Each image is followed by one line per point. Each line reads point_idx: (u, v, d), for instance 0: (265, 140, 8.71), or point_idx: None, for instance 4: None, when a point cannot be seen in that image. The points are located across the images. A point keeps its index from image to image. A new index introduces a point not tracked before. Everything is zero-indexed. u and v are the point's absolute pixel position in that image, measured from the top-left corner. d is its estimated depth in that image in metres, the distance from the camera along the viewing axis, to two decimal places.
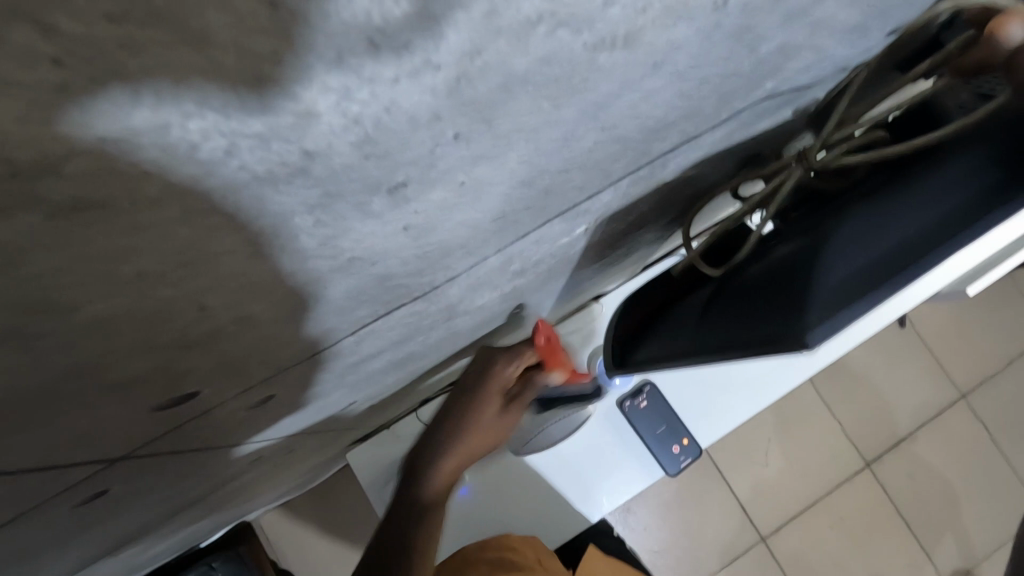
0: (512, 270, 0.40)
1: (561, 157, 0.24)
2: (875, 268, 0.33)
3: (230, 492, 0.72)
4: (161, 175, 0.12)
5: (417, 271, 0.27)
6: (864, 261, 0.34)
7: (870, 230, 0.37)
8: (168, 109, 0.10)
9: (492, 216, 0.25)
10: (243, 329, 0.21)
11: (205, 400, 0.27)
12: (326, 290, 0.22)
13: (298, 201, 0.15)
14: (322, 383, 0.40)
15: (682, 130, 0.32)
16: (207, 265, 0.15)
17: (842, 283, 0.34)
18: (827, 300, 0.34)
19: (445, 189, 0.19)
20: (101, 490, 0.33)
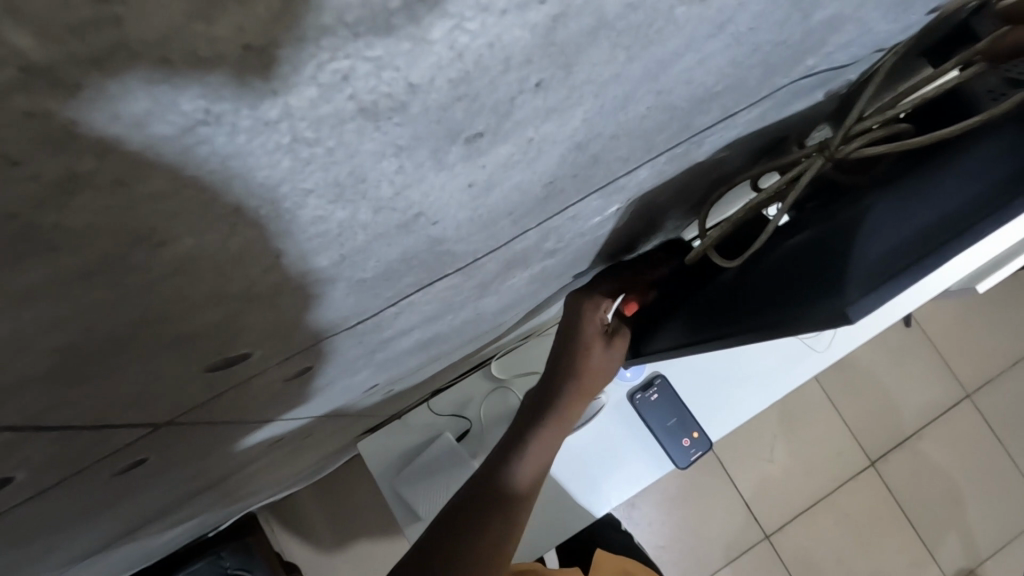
0: (544, 248, 0.40)
1: (616, 122, 0.24)
2: (913, 245, 0.34)
3: (245, 477, 0.72)
4: (280, 97, 0.11)
5: (466, 238, 0.27)
6: (899, 237, 0.35)
7: (900, 199, 0.36)
8: (304, 22, 0.10)
9: (543, 182, 0.25)
10: (305, 285, 0.21)
11: (251, 365, 0.27)
12: (386, 249, 0.22)
13: (387, 142, 0.15)
14: (353, 359, 0.40)
15: (724, 105, 0.32)
16: (293, 205, 0.15)
17: (879, 254, 0.34)
18: (864, 275, 0.34)
19: (513, 144, 0.19)
20: (138, 460, 0.33)
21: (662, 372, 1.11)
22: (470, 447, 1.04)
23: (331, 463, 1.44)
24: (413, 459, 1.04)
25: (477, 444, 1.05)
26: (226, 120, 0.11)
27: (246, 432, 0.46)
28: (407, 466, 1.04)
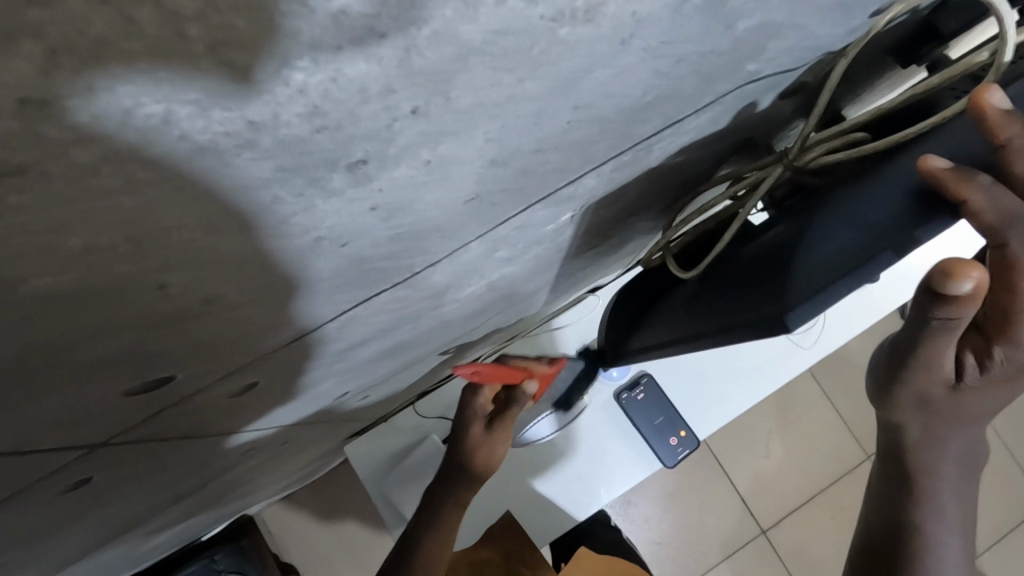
0: (496, 257, 0.39)
1: (534, 138, 0.24)
2: (862, 249, 0.32)
3: (224, 484, 0.72)
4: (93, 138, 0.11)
5: (393, 255, 0.26)
6: (847, 241, 0.33)
7: (854, 199, 0.34)
8: (90, 73, 0.10)
9: (465, 198, 0.25)
10: (212, 310, 0.21)
11: (180, 385, 0.27)
12: (294, 273, 0.22)
13: (248, 174, 0.15)
14: (308, 372, 0.40)
15: (665, 112, 0.32)
16: (162, 237, 0.15)
17: (828, 261, 0.33)
18: (810, 282, 0.33)
19: (410, 166, 0.19)
20: (81, 479, 0.33)
21: (648, 371, 1.11)
22: None
23: (325, 464, 1.45)
24: (400, 461, 1.04)
25: None
26: (36, 168, 0.11)
27: (207, 446, 0.46)
28: (395, 468, 1.04)
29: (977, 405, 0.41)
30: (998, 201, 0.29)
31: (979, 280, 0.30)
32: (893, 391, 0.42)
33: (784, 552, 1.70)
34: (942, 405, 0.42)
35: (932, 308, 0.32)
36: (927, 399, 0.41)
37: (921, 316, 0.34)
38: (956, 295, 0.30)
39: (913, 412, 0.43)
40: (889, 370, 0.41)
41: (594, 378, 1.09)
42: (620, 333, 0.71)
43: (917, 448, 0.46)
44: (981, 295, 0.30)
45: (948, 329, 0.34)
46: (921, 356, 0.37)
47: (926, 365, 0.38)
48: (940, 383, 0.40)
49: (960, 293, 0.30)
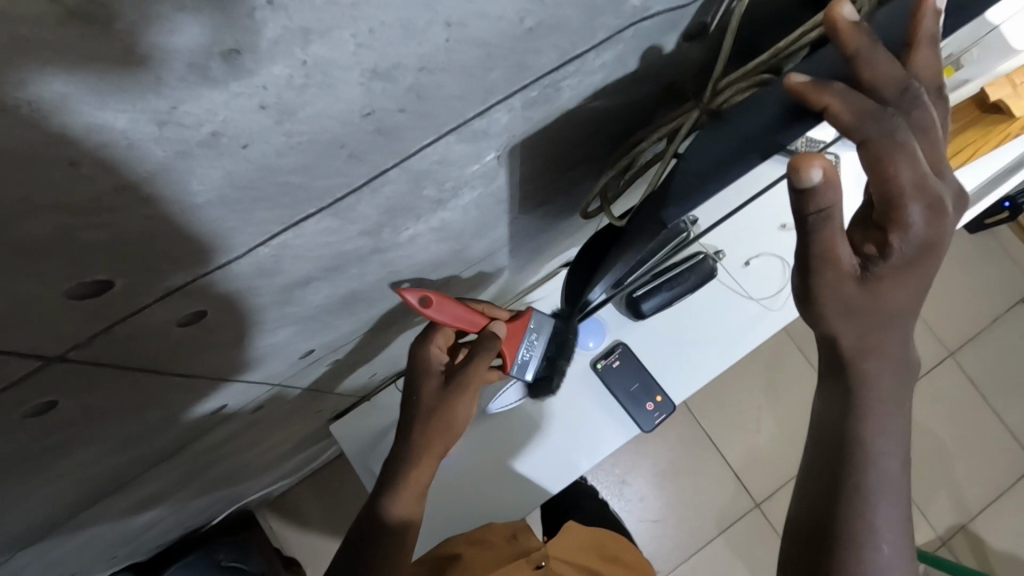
0: (425, 195, 0.43)
1: (414, 51, 0.27)
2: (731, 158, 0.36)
3: (207, 453, 0.76)
4: None
5: (305, 169, 0.30)
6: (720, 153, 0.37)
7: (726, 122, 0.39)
8: None
9: (361, 111, 0.28)
10: (130, 200, 0.25)
11: (122, 297, 0.31)
12: (200, 170, 0.25)
13: (125, 48, 0.18)
14: (258, 309, 0.43)
15: (557, 45, 0.35)
16: (61, 106, 0.19)
17: (705, 171, 0.37)
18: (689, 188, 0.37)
19: (287, 66, 0.23)
20: (48, 402, 0.36)
21: (622, 341, 1.14)
22: None
23: (318, 455, 1.49)
24: (383, 437, 1.07)
25: None
26: None
27: (176, 391, 0.49)
28: (379, 445, 1.07)
29: (895, 296, 0.43)
30: (853, 103, 0.34)
31: (825, 168, 0.34)
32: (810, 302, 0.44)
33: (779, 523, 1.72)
34: (866, 306, 0.43)
35: (807, 203, 0.36)
36: (849, 305, 0.43)
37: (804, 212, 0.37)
38: (810, 184, 0.34)
39: (845, 319, 0.44)
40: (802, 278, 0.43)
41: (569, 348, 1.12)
42: (573, 295, 0.75)
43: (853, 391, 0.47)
44: (835, 181, 0.35)
45: (825, 221, 0.37)
46: (818, 256, 0.40)
47: (828, 267, 0.40)
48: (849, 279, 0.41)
49: (811, 182, 0.34)
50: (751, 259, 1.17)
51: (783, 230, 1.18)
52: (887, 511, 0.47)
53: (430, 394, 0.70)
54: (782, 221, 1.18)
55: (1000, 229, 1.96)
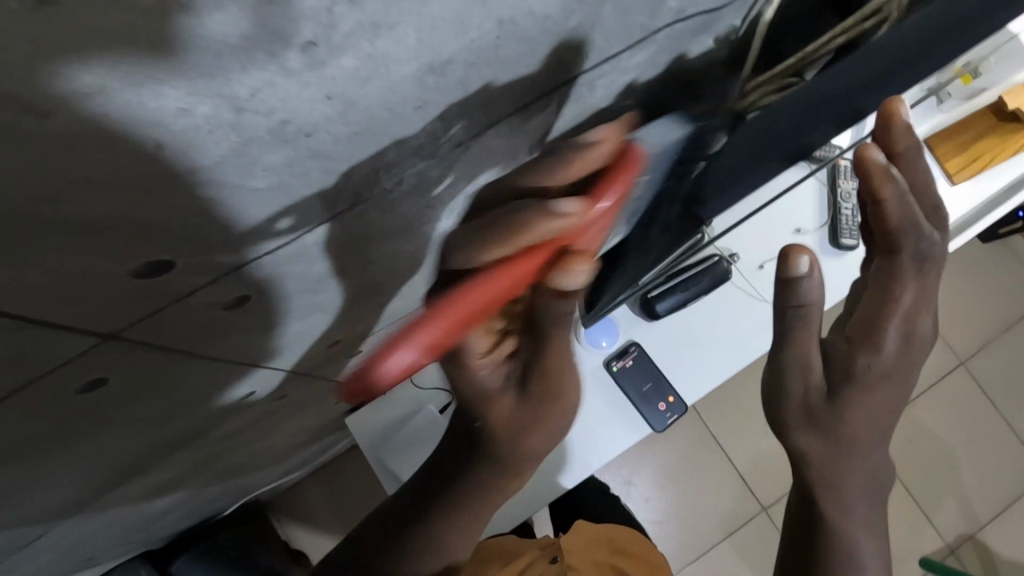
0: (459, 187, 0.44)
1: (467, 47, 0.29)
2: None
3: (228, 440, 0.78)
4: None
5: (356, 159, 0.31)
6: None
7: None
8: None
9: (413, 104, 0.30)
10: (198, 184, 0.26)
11: (178, 277, 0.32)
12: (264, 156, 0.26)
13: (218, 40, 0.20)
14: (293, 295, 0.44)
15: (595, 43, 0.37)
16: (152, 91, 0.20)
17: None
18: None
19: (355, 57, 0.24)
20: (97, 379, 0.38)
21: (636, 341, 1.15)
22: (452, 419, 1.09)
23: (328, 448, 1.51)
24: (397, 431, 1.09)
25: None
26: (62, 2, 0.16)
27: (211, 374, 0.51)
28: (392, 437, 1.09)
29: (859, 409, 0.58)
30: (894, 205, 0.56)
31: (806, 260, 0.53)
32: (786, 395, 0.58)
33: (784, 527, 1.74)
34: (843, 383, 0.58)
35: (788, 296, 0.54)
36: (809, 408, 0.58)
37: (783, 296, 0.54)
38: (800, 275, 0.53)
39: (822, 407, 0.58)
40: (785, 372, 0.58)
41: (583, 347, 1.13)
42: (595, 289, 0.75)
43: (846, 399, 0.57)
44: (816, 276, 0.53)
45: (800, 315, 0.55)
46: (794, 355, 0.57)
47: (801, 369, 0.57)
48: (817, 384, 0.57)
49: (800, 270, 0.53)
50: (766, 262, 1.17)
51: (798, 235, 1.19)
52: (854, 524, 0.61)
53: (511, 406, 0.57)
54: (797, 225, 1.19)
55: (1011, 240, 1.97)
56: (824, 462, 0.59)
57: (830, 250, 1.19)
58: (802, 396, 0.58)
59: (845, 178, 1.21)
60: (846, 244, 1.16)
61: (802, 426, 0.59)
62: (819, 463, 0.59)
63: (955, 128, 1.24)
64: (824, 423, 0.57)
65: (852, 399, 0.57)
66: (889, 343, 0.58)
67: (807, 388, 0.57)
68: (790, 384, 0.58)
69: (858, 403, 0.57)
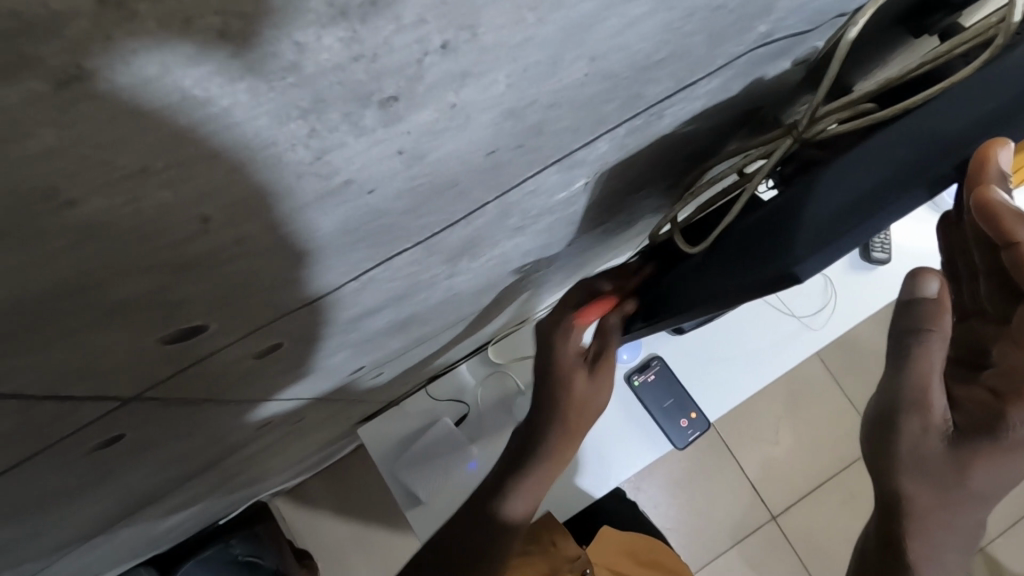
0: (509, 222, 0.40)
1: (552, 89, 0.25)
2: (854, 211, 0.33)
3: (242, 461, 0.74)
4: (132, 63, 0.12)
5: (413, 209, 0.27)
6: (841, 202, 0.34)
7: (842, 170, 0.35)
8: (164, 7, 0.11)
9: (485, 150, 0.26)
10: (243, 252, 0.22)
11: (210, 338, 0.28)
12: (319, 217, 0.22)
13: (287, 103, 0.15)
14: (325, 337, 0.41)
15: (677, 73, 0.32)
16: (203, 163, 0.16)
17: (825, 217, 0.34)
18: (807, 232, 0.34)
19: (438, 108, 0.20)
20: (114, 436, 0.34)
21: (657, 354, 1.12)
22: (468, 431, 1.06)
23: (334, 451, 1.48)
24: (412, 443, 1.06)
25: (475, 428, 1.06)
26: (98, 75, 0.12)
27: (231, 413, 0.47)
28: (405, 449, 1.06)
29: (986, 476, 0.39)
30: None
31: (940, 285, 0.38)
32: (888, 441, 0.42)
33: (793, 536, 1.72)
34: (945, 460, 0.40)
35: (908, 320, 0.38)
36: (924, 460, 0.41)
37: (905, 320, 0.38)
38: (926, 300, 0.38)
39: (917, 469, 0.41)
40: (884, 414, 0.42)
41: None
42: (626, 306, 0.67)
43: (974, 457, 0.39)
44: (949, 306, 0.38)
45: (922, 352, 0.38)
46: (907, 399, 0.40)
47: (917, 412, 0.40)
48: (936, 435, 0.40)
49: (931, 296, 0.38)
50: None
51: None
52: None
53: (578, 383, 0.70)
54: None
55: None
56: (920, 522, 0.42)
57: (857, 264, 1.16)
58: (916, 443, 0.41)
59: None
60: (878, 259, 1.14)
61: (911, 471, 0.42)
62: (913, 521, 0.43)
63: None
64: (942, 483, 0.41)
65: (982, 460, 0.39)
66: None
67: (923, 433, 0.40)
68: (900, 424, 0.41)
69: (998, 463, 0.38)
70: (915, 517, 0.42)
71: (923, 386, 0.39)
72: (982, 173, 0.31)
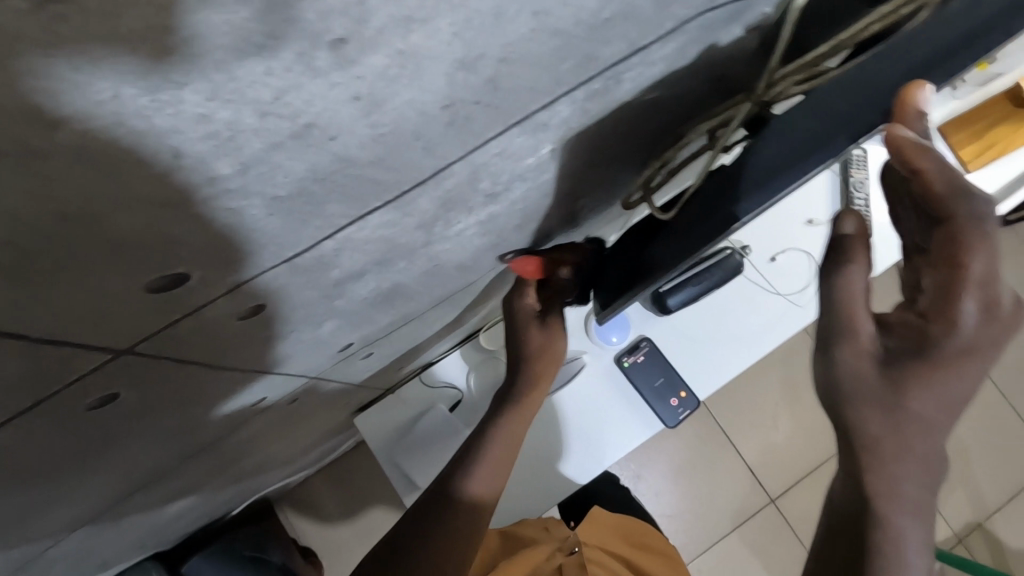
0: (481, 188, 0.42)
1: (500, 43, 0.27)
2: None
3: (240, 445, 0.76)
4: None
5: (380, 162, 0.29)
6: None
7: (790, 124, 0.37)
8: None
9: (442, 103, 0.28)
10: (216, 193, 0.24)
11: (195, 289, 0.30)
12: (285, 162, 0.25)
13: (243, 36, 0.18)
14: (309, 302, 0.43)
15: (627, 35, 0.35)
16: (169, 94, 0.18)
17: None
18: None
19: (389, 54, 0.22)
20: (110, 394, 0.36)
21: (647, 335, 1.14)
22: (463, 417, 1.08)
23: (337, 447, 1.50)
24: (408, 430, 1.08)
25: (469, 414, 1.08)
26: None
27: (226, 384, 0.50)
28: (402, 437, 1.08)
29: (924, 398, 0.42)
30: (943, 174, 0.39)
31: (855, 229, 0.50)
32: (829, 373, 0.46)
33: (793, 518, 1.75)
34: (884, 380, 0.43)
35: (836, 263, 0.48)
36: (865, 387, 0.43)
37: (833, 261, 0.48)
38: (848, 237, 0.50)
39: (864, 396, 0.43)
40: (825, 350, 0.46)
41: (593, 344, 1.12)
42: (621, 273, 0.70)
43: (909, 374, 0.42)
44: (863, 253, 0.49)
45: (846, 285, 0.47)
46: (838, 326, 0.46)
47: (849, 338, 0.45)
48: (868, 358, 0.44)
49: (848, 234, 0.50)
50: (778, 255, 1.17)
51: (810, 225, 1.18)
52: (917, 547, 0.43)
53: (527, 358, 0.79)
54: (809, 216, 1.18)
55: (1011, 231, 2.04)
56: (876, 455, 0.43)
57: (840, 241, 1.18)
58: (854, 367, 0.44)
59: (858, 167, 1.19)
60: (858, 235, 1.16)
61: (858, 401, 0.44)
62: (871, 457, 0.43)
63: (971, 113, 1.22)
64: (887, 407, 0.42)
65: (919, 381, 0.42)
66: (972, 315, 0.40)
67: (859, 356, 0.44)
68: (837, 354, 0.45)
69: (934, 381, 0.41)
70: (870, 449, 0.43)
71: (849, 312, 0.46)
72: (901, 110, 0.36)
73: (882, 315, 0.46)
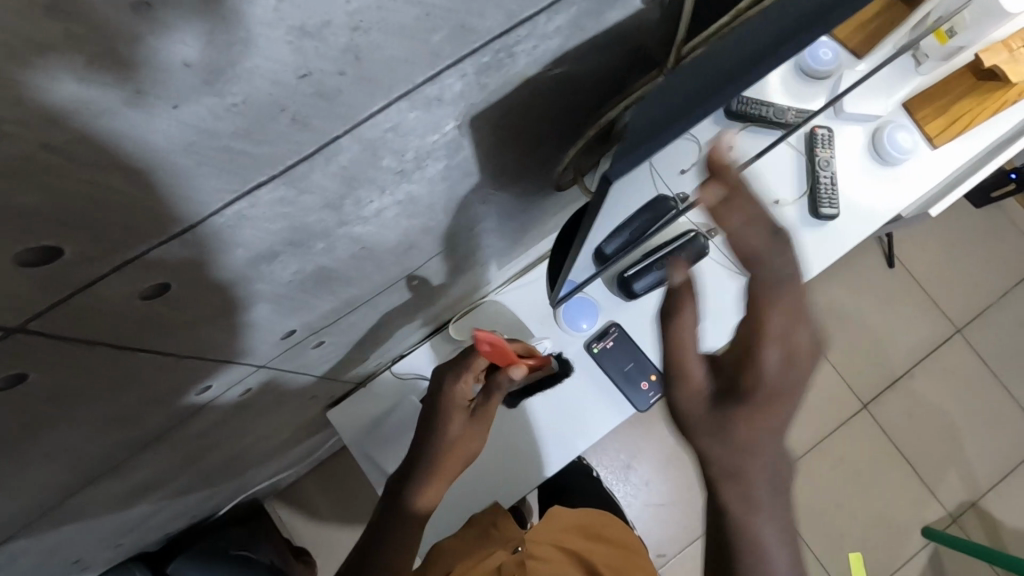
0: (384, 165, 0.43)
1: (343, 10, 0.28)
2: None
3: (200, 439, 0.77)
4: None
5: (245, 133, 0.30)
6: None
7: None
8: None
9: (297, 72, 0.29)
10: (59, 160, 0.25)
11: (76, 265, 0.31)
12: (129, 129, 0.26)
13: None
14: (223, 283, 0.44)
15: (501, 6, 0.35)
16: None
17: None
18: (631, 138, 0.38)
19: (206, 17, 0.23)
20: (18, 375, 0.37)
21: (616, 321, 1.13)
22: None
23: (322, 445, 1.51)
24: (379, 423, 1.09)
25: None
26: None
27: (158, 372, 0.50)
28: (375, 429, 1.09)
29: (750, 426, 0.51)
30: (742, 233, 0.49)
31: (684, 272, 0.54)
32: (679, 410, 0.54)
33: None
34: (718, 413, 0.52)
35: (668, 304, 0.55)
36: (706, 420, 0.52)
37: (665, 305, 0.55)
38: (678, 282, 0.54)
39: (707, 429, 0.52)
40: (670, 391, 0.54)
41: (562, 331, 1.12)
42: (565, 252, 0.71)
43: (736, 410, 0.51)
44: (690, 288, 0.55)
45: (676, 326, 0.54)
46: (676, 369, 0.54)
47: (685, 381, 0.53)
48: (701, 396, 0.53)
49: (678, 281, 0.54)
50: None
51: (778, 206, 1.18)
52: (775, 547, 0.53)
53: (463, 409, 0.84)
54: (775, 198, 1.18)
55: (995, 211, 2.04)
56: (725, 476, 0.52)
57: (806, 223, 1.18)
58: (695, 406, 0.53)
59: (823, 146, 1.19)
60: (825, 214, 1.16)
61: (703, 434, 0.52)
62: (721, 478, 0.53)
63: (936, 90, 1.22)
64: (726, 434, 0.51)
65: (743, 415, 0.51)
66: (774, 361, 0.50)
67: (695, 397, 0.53)
68: (679, 397, 0.53)
69: (756, 413, 0.51)
70: (719, 472, 0.53)
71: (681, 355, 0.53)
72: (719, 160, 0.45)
73: (714, 356, 0.54)
